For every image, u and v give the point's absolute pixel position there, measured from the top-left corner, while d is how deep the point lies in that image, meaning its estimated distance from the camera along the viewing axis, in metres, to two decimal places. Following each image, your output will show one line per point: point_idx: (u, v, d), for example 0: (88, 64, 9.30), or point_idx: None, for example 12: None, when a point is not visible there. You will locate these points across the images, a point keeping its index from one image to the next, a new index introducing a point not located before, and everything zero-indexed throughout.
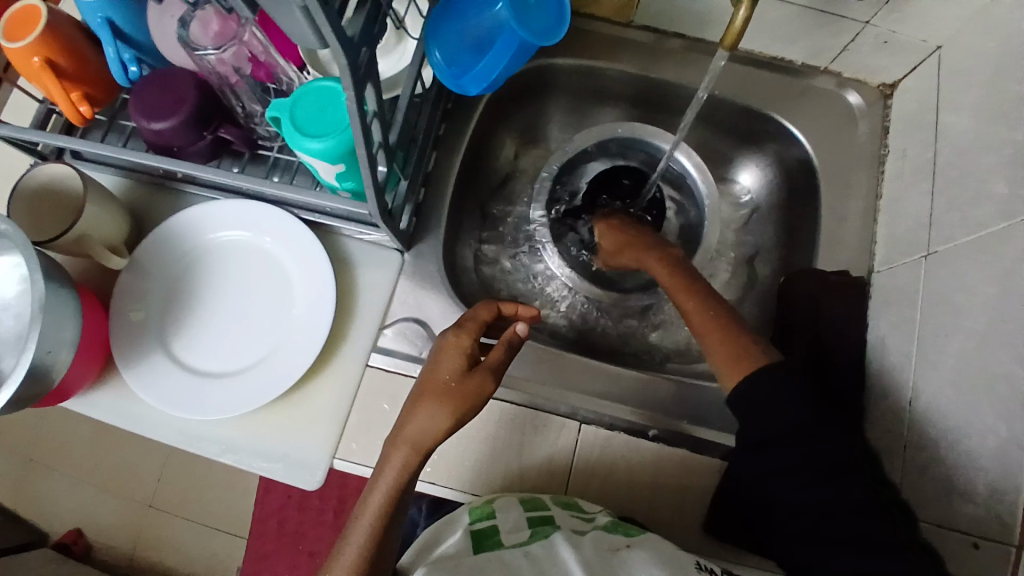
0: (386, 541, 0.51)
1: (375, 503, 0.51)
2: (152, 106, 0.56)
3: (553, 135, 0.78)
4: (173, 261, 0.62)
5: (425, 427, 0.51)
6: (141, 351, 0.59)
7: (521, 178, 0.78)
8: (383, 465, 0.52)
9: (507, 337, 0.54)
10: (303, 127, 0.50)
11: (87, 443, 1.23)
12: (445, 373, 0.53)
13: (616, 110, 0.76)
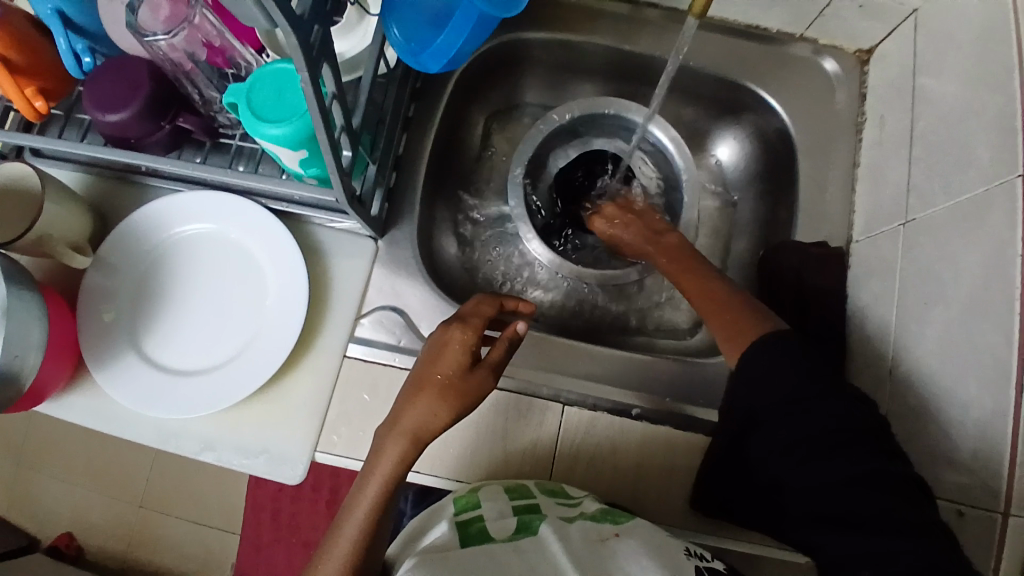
0: (376, 535, 0.50)
1: (363, 497, 0.50)
2: (105, 97, 0.54)
3: (530, 115, 0.76)
4: (141, 257, 0.60)
5: (425, 419, 0.50)
6: (112, 351, 0.57)
7: (498, 159, 0.76)
8: (374, 459, 0.51)
9: (507, 335, 0.53)
10: (262, 114, 0.48)
11: (77, 443, 1.22)
12: (451, 368, 0.52)
13: (592, 85, 0.75)
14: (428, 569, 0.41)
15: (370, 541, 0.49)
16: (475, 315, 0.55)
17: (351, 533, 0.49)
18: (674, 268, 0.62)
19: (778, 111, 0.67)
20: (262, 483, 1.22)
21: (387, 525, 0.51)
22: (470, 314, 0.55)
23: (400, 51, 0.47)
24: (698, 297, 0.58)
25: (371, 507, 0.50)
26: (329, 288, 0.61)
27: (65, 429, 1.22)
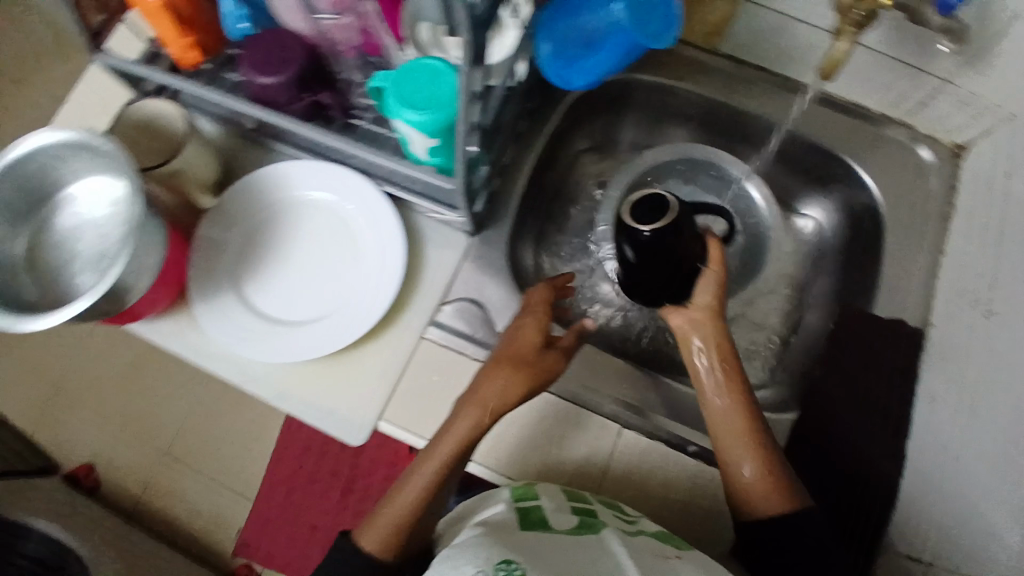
0: (432, 502, 0.53)
1: (427, 464, 0.52)
2: (261, 61, 0.58)
3: (626, 150, 0.80)
4: (259, 210, 0.64)
5: (501, 391, 0.52)
6: (217, 289, 0.62)
7: (587, 185, 0.80)
8: (443, 433, 0.53)
9: (576, 328, 0.57)
10: (406, 99, 0.52)
11: (118, 382, 1.27)
12: (524, 344, 0.54)
13: (683, 131, 0.77)
14: (497, 539, 0.46)
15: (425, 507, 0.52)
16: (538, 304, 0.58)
17: (411, 496, 0.52)
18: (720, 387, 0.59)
19: (871, 187, 0.69)
20: (282, 458, 1.24)
21: (442, 497, 0.53)
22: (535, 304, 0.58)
23: (545, 65, 0.54)
24: (746, 439, 0.56)
25: (436, 471, 0.52)
26: (420, 273, 0.64)
27: (110, 366, 1.28)
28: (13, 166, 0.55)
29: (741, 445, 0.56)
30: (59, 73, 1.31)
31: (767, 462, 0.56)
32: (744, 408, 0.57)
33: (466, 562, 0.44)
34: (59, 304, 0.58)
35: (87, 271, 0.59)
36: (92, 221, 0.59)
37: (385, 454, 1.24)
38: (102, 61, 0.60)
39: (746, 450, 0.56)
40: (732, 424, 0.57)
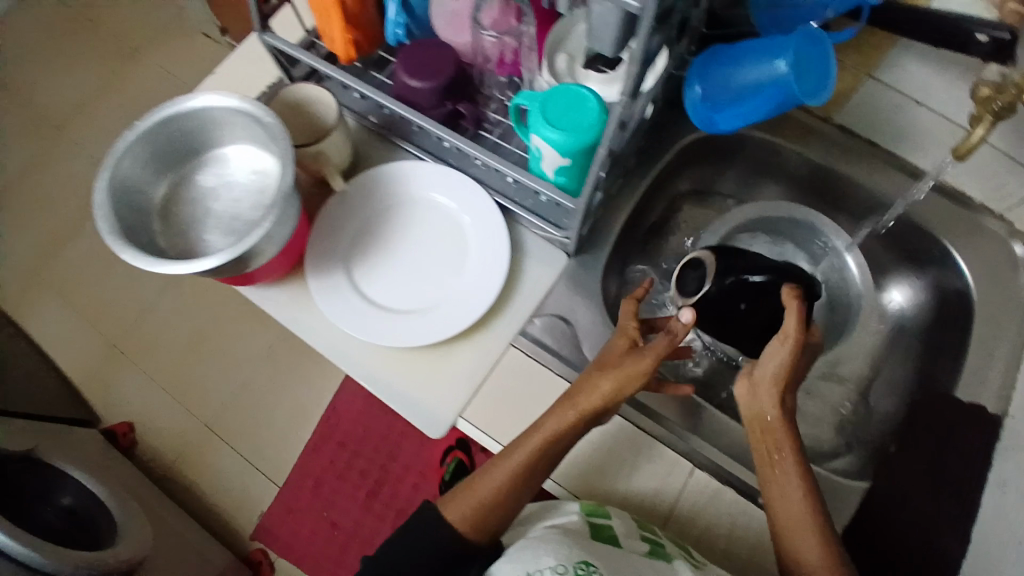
0: (520, 489, 0.57)
1: (522, 449, 0.57)
2: (417, 65, 0.63)
3: (721, 199, 0.83)
4: (380, 203, 0.68)
5: (588, 388, 0.56)
6: (330, 266, 0.65)
7: (681, 225, 0.83)
8: (537, 424, 0.58)
9: (671, 330, 0.57)
10: (550, 117, 0.56)
11: (178, 349, 1.34)
12: (617, 352, 0.58)
13: (783, 189, 0.81)
14: (576, 541, 0.55)
15: (512, 492, 0.57)
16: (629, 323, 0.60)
17: (501, 479, 0.57)
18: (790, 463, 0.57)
19: (965, 273, 0.71)
20: (318, 449, 1.27)
21: (528, 488, 0.58)
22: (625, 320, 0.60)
23: (693, 109, 0.56)
24: (805, 520, 0.55)
25: (528, 456, 0.57)
26: (521, 282, 0.65)
27: (173, 334, 1.35)
28: (182, 118, 0.59)
29: (800, 525, 0.55)
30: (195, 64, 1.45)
31: (828, 547, 0.55)
32: (805, 489, 0.56)
33: (547, 554, 0.52)
34: (184, 255, 0.61)
35: (215, 230, 0.62)
36: (233, 185, 0.63)
37: (416, 462, 1.25)
38: (265, 40, 0.65)
39: (806, 529, 0.55)
40: (793, 504, 0.56)
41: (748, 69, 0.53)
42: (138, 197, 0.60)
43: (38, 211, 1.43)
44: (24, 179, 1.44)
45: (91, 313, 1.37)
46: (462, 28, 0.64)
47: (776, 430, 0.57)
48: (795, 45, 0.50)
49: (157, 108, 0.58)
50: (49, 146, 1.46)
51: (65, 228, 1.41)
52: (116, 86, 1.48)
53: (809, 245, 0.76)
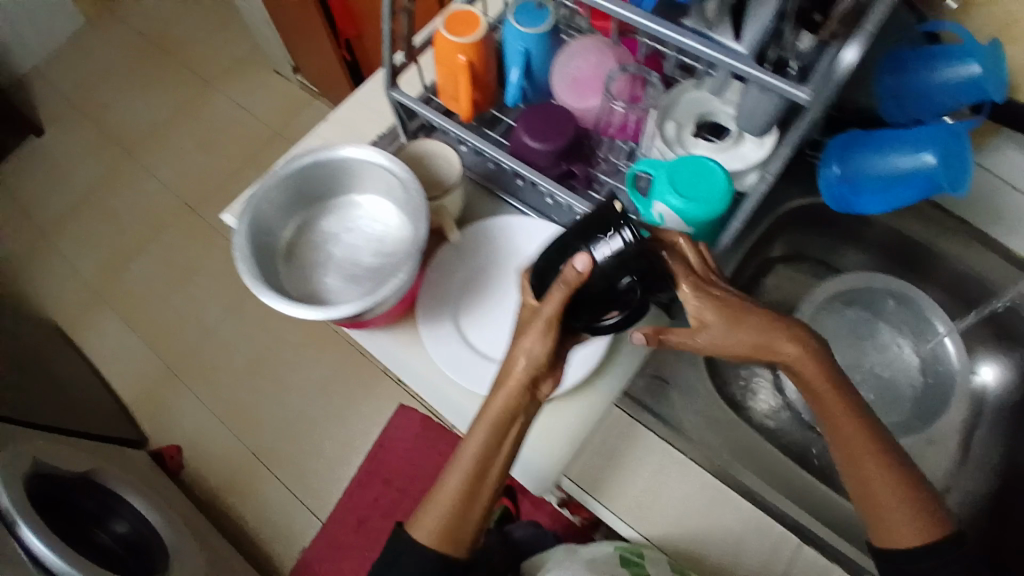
0: (474, 489, 0.56)
1: (464, 452, 0.56)
2: (537, 128, 0.66)
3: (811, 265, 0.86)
4: (489, 252, 0.70)
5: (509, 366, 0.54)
6: (440, 313, 0.67)
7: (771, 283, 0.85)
8: (476, 421, 0.55)
9: (563, 278, 0.51)
10: (675, 185, 0.58)
11: (238, 372, 1.46)
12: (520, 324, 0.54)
13: (870, 257, 0.84)
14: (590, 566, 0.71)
15: (470, 495, 0.56)
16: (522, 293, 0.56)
17: (452, 489, 0.56)
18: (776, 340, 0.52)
19: None
20: (365, 485, 1.30)
21: (486, 488, 0.57)
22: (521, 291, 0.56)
23: (836, 191, 0.63)
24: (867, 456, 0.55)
25: (470, 457, 0.55)
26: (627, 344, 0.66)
27: (234, 360, 1.47)
28: (323, 166, 0.62)
29: (863, 458, 0.55)
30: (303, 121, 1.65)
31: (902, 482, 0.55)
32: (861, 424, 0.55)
33: None
34: (301, 297, 0.62)
35: (333, 273, 0.63)
36: (356, 229, 0.65)
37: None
38: (392, 96, 0.68)
39: (875, 464, 0.56)
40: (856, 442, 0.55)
41: (885, 159, 0.60)
42: (269, 237, 0.62)
43: (130, 244, 1.61)
44: (117, 213, 1.64)
45: (156, 335, 1.51)
46: (588, 93, 0.67)
47: (810, 371, 0.53)
48: (943, 141, 0.57)
49: (299, 154, 0.61)
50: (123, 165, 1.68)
51: (137, 250, 1.59)
52: (188, 116, 1.70)
53: (910, 322, 0.81)
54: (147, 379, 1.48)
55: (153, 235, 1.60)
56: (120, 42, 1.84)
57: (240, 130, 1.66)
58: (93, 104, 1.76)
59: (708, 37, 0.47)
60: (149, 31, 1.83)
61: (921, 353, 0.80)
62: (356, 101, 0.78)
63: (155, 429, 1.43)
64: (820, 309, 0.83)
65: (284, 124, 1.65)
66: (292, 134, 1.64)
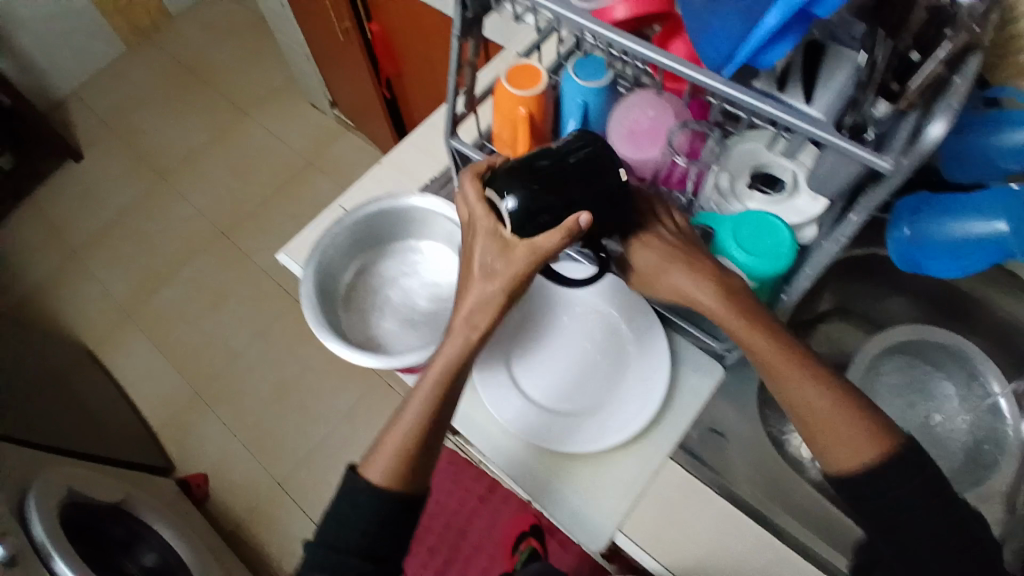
0: (436, 423, 0.55)
1: (426, 381, 0.55)
2: None
3: (861, 312, 0.86)
4: (539, 299, 0.70)
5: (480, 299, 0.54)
6: (492, 360, 0.66)
7: (819, 331, 0.85)
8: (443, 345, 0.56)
9: (568, 228, 0.51)
10: (737, 245, 0.59)
11: (262, 399, 1.46)
12: (487, 256, 0.54)
13: (916, 305, 0.84)
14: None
15: (429, 427, 0.55)
16: (480, 207, 0.54)
17: (410, 419, 0.55)
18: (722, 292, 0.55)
19: None
20: None
21: (442, 422, 0.56)
22: (473, 202, 0.54)
23: (902, 254, 0.61)
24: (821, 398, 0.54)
25: (434, 388, 0.55)
26: (682, 397, 0.66)
27: (257, 389, 1.47)
28: (385, 215, 0.64)
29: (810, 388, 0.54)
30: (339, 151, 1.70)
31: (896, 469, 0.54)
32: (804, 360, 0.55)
33: None
34: (356, 337, 0.61)
35: (388, 318, 0.64)
36: (411, 277, 0.66)
37: (484, 527, 1.26)
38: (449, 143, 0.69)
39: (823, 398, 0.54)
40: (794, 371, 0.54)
41: (956, 224, 0.57)
42: (330, 282, 0.62)
43: (159, 267, 1.63)
44: (148, 236, 1.67)
45: (180, 359, 1.53)
46: (646, 144, 0.65)
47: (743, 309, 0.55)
48: (1019, 209, 0.54)
49: (365, 204, 0.63)
50: (159, 189, 1.73)
51: (165, 273, 1.62)
52: (223, 144, 1.76)
53: (965, 382, 0.80)
54: (171, 403, 1.48)
55: (183, 260, 1.63)
56: (162, 75, 1.92)
57: (273, 158, 1.72)
58: (131, 129, 1.82)
59: (779, 98, 0.48)
60: (189, 62, 1.93)
61: (976, 414, 0.79)
62: (408, 146, 0.80)
63: (176, 454, 1.42)
64: (874, 362, 0.83)
65: (318, 153, 1.71)
66: (325, 163, 1.69)
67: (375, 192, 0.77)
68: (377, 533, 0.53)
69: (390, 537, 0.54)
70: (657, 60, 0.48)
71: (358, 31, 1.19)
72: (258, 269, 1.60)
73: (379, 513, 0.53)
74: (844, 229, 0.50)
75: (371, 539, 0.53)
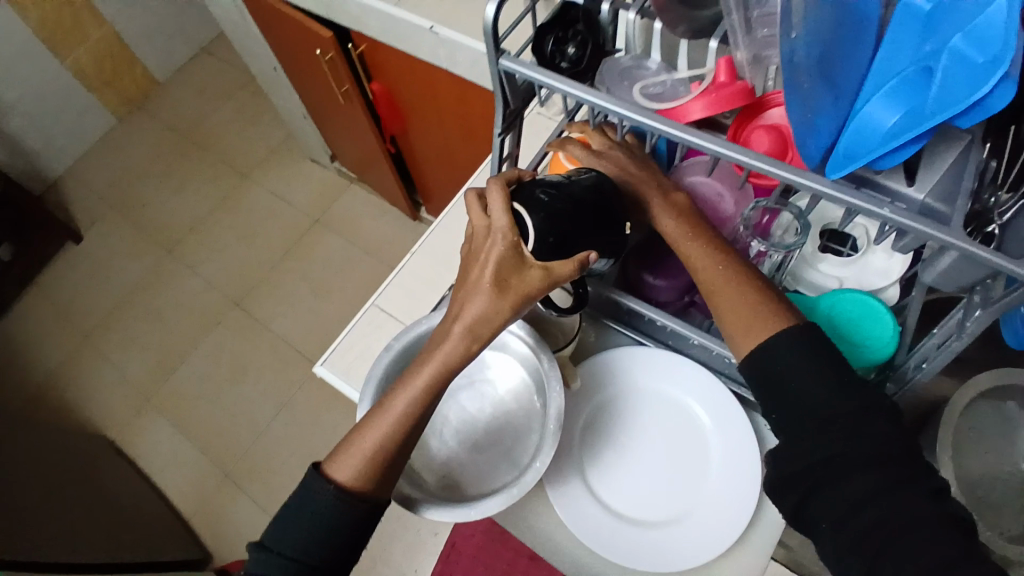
0: (412, 434, 0.50)
1: (406, 392, 0.49)
2: (657, 265, 0.62)
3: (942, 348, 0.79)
4: (606, 395, 0.65)
5: (483, 314, 0.47)
6: (564, 473, 0.63)
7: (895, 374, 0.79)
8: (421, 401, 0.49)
9: (578, 258, 0.47)
10: (841, 330, 0.55)
11: (290, 472, 1.43)
12: (503, 269, 0.46)
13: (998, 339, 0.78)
14: None
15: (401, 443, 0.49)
16: (506, 216, 0.47)
17: (391, 419, 0.49)
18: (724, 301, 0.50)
19: None
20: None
21: (416, 437, 0.50)
22: (498, 211, 0.47)
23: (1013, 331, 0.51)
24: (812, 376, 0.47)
25: (416, 400, 0.49)
26: (767, 499, 0.61)
27: (286, 459, 1.44)
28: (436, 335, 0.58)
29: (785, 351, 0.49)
30: (351, 208, 1.74)
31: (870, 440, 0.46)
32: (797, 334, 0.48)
33: None
34: (415, 465, 0.59)
35: (452, 446, 0.61)
36: (477, 398, 0.63)
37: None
38: None
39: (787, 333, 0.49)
40: None
41: None
42: None
43: (176, 345, 1.62)
44: (162, 313, 1.66)
45: (204, 438, 1.50)
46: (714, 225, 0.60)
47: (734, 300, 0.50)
48: None
49: (416, 323, 0.58)
50: (166, 263, 1.73)
51: (181, 349, 1.61)
52: (227, 208, 1.79)
53: None
54: (198, 485, 1.45)
55: (200, 334, 1.62)
56: (159, 146, 1.92)
57: (275, 218, 1.75)
58: (134, 205, 1.82)
59: (880, 182, 0.44)
60: (183, 129, 1.94)
61: None
62: (438, 232, 0.76)
63: (207, 539, 1.38)
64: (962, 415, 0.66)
65: (322, 209, 1.74)
66: (331, 220, 1.73)
67: (409, 287, 0.73)
68: (331, 543, 0.48)
69: (352, 546, 0.50)
70: (745, 163, 0.42)
71: (360, 94, 1.14)
72: (275, 336, 1.60)
73: (342, 518, 0.49)
74: (967, 325, 0.44)
75: (330, 547, 0.49)
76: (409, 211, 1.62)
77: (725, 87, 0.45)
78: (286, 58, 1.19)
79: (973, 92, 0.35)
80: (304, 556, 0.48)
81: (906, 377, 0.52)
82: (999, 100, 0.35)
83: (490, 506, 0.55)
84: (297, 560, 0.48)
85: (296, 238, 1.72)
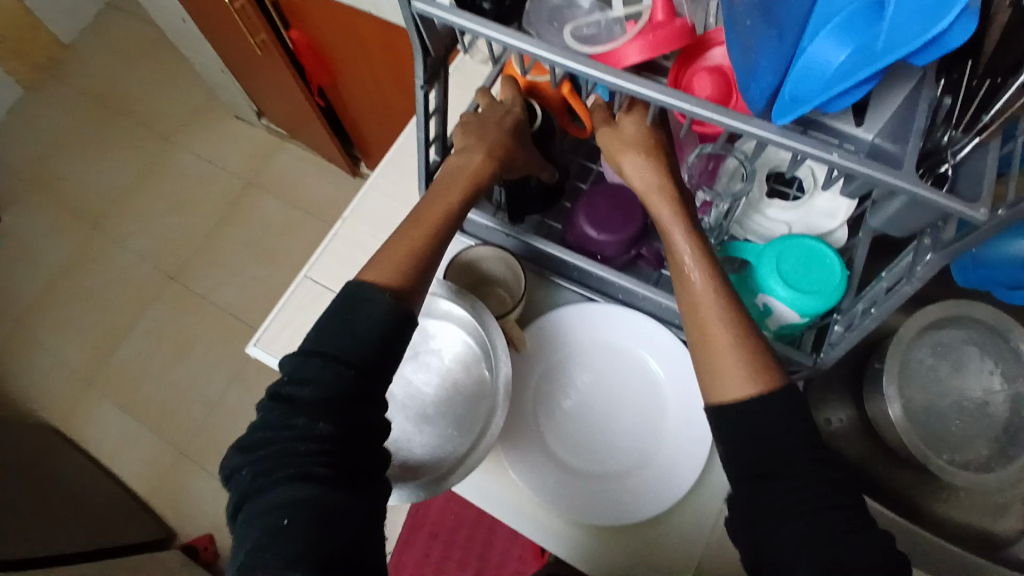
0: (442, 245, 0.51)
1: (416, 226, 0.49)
2: (603, 217, 0.59)
3: None
4: (557, 353, 0.64)
5: (507, 149, 0.53)
6: (518, 438, 0.61)
7: None
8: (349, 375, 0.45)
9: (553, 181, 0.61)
10: (786, 273, 0.53)
11: None
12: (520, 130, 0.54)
13: None
14: None
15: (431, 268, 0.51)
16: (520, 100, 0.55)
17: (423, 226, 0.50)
18: (677, 221, 0.49)
19: None
20: (409, 543, 1.23)
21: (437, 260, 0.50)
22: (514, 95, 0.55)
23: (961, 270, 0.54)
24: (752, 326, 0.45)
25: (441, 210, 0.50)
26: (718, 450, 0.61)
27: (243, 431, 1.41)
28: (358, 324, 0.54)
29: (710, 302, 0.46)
30: (286, 165, 1.64)
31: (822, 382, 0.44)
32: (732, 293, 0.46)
33: None
34: None
35: (403, 422, 0.58)
36: (426, 371, 0.60)
37: (507, 530, 1.22)
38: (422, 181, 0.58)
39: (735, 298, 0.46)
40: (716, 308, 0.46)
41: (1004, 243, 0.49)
42: None
43: (114, 325, 1.53)
44: (95, 292, 1.56)
45: (155, 419, 1.44)
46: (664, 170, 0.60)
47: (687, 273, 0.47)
48: None
49: None
50: (93, 239, 1.61)
51: (120, 329, 1.53)
52: (154, 175, 1.67)
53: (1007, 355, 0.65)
54: (155, 467, 1.40)
55: (138, 312, 1.54)
56: (69, 112, 1.76)
57: (206, 183, 1.64)
58: (49, 179, 1.68)
59: (830, 125, 0.41)
60: (94, 92, 1.78)
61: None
62: (371, 194, 0.71)
63: (171, 520, 1.35)
64: (909, 350, 0.65)
65: (256, 169, 1.65)
66: (266, 181, 1.64)
67: (345, 255, 0.69)
68: (377, 342, 0.45)
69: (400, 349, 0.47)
70: (687, 112, 0.38)
71: (278, 43, 1.05)
72: (218, 308, 1.53)
73: (394, 325, 0.46)
74: (917, 270, 0.42)
75: (378, 349, 0.45)
76: (346, 166, 1.54)
77: (661, 27, 0.41)
78: (193, 5, 1.07)
79: (931, 26, 0.32)
80: (354, 358, 0.44)
81: (856, 322, 0.51)
82: (956, 36, 0.33)
83: (449, 479, 0.53)
84: (354, 365, 0.44)
85: (231, 202, 1.62)
